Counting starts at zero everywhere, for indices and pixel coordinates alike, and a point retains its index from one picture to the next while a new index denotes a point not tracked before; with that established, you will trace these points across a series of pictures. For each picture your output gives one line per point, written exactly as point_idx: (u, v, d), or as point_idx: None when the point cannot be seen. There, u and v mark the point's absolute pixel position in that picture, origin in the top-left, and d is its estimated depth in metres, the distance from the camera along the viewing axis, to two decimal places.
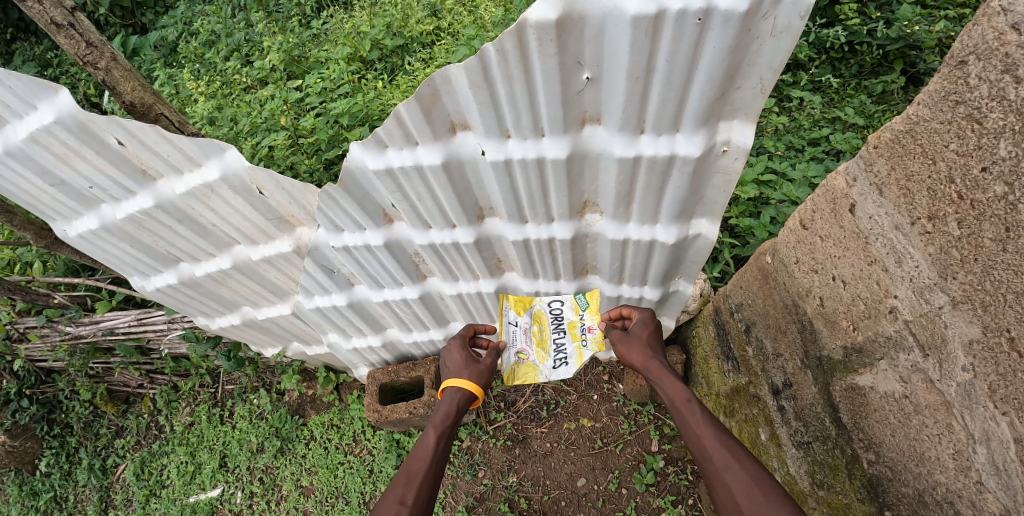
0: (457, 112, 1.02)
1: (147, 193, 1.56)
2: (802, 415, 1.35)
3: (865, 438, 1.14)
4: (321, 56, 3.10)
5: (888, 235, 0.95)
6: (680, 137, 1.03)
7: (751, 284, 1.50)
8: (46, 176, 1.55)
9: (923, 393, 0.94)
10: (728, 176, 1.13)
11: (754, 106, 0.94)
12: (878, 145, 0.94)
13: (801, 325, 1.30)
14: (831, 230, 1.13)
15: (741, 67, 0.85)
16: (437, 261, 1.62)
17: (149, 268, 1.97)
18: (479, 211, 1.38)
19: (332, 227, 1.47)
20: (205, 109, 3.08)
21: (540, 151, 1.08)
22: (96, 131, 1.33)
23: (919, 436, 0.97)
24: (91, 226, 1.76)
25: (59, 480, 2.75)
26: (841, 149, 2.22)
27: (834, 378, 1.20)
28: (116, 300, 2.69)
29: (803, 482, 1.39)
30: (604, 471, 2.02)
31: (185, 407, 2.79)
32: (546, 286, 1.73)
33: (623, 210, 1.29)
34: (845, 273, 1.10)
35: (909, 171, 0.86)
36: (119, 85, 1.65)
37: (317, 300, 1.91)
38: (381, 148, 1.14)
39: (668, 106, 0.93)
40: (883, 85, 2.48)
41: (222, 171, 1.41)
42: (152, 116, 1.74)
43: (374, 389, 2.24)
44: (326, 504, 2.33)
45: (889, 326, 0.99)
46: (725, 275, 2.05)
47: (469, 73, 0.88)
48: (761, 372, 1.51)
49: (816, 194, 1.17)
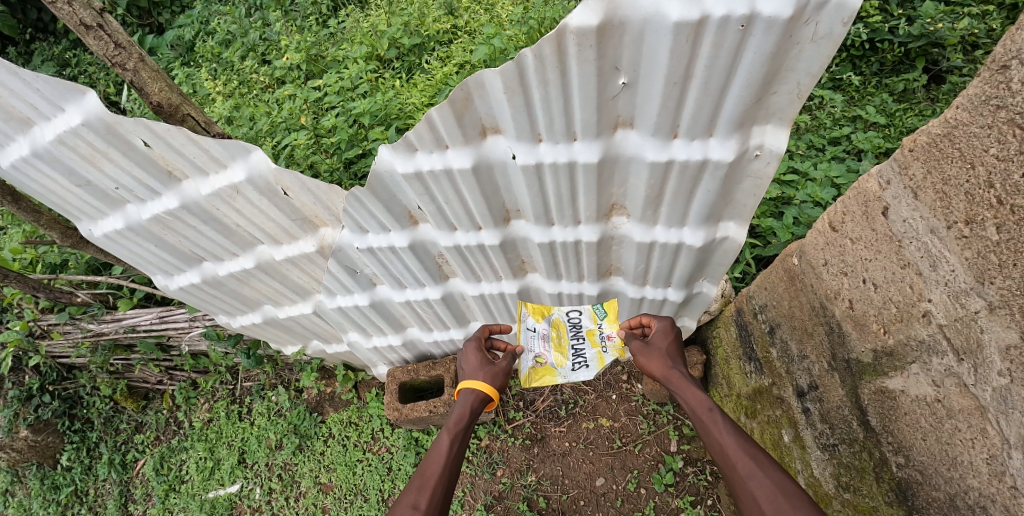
0: (488, 116, 1.03)
1: (173, 194, 1.59)
2: (828, 417, 1.35)
3: (894, 441, 1.13)
4: (339, 55, 3.13)
5: (923, 239, 0.94)
6: (713, 142, 1.03)
7: (777, 285, 1.50)
8: (74, 177, 1.58)
9: (957, 397, 0.93)
10: (759, 181, 1.12)
11: (790, 111, 0.93)
12: (913, 148, 0.93)
13: (829, 328, 1.29)
14: (862, 233, 1.12)
15: (780, 72, 0.85)
16: (461, 262, 1.63)
17: (172, 267, 1.99)
18: (506, 213, 1.39)
19: (357, 228, 1.49)
20: (224, 108, 3.13)
21: (572, 154, 1.08)
22: (123, 132, 1.35)
23: (952, 440, 0.96)
24: (116, 226, 1.79)
25: (80, 474, 2.83)
26: (862, 148, 2.21)
27: (863, 381, 1.20)
28: (137, 297, 2.72)
29: (829, 485, 1.38)
30: (622, 471, 2.03)
31: (203, 404, 2.84)
32: (569, 287, 1.73)
33: (651, 213, 1.29)
34: (876, 276, 1.10)
35: (945, 175, 0.86)
36: (147, 86, 1.66)
37: (339, 299, 1.94)
38: (410, 151, 1.14)
39: (704, 109, 0.93)
40: (905, 83, 2.46)
41: (248, 172, 1.43)
42: (179, 116, 1.75)
43: (394, 388, 2.25)
44: (344, 501, 2.36)
45: (922, 329, 0.99)
46: (746, 275, 2.04)
47: (505, 78, 0.88)
48: (786, 374, 1.51)
49: (846, 197, 1.17)
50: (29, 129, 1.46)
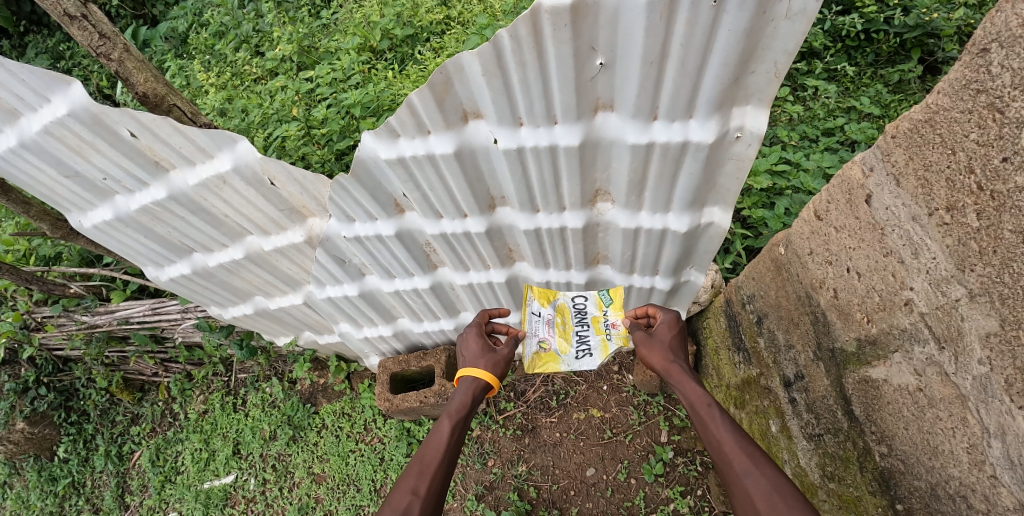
0: (469, 100, 1.02)
1: (160, 185, 1.58)
2: (813, 407, 1.34)
3: (878, 431, 1.12)
4: (332, 46, 3.11)
5: (905, 227, 0.94)
6: (693, 123, 1.01)
7: (764, 276, 1.49)
8: (62, 168, 1.58)
9: (938, 386, 0.93)
10: (741, 163, 1.11)
11: (768, 92, 0.92)
12: (896, 135, 0.92)
13: (814, 317, 1.29)
14: (846, 221, 1.11)
15: (756, 51, 0.84)
16: (449, 251, 1.62)
17: (163, 259, 2.00)
18: (491, 200, 1.38)
19: (343, 217, 1.49)
20: (216, 101, 3.12)
21: (553, 138, 1.07)
22: (109, 123, 1.34)
23: (934, 429, 0.96)
24: (105, 217, 1.79)
25: (77, 466, 2.85)
26: (856, 139, 2.20)
27: (847, 371, 1.19)
28: (130, 289, 2.72)
29: (815, 474, 1.37)
30: (612, 461, 2.04)
31: (198, 395, 2.85)
32: (557, 276, 1.72)
33: (635, 199, 1.29)
34: (860, 265, 1.09)
35: (927, 161, 0.85)
36: (132, 76, 1.64)
37: (328, 290, 1.93)
38: (393, 137, 1.14)
39: (682, 90, 0.92)
40: (900, 74, 2.44)
41: (234, 161, 1.43)
42: (165, 107, 1.72)
43: (384, 379, 2.24)
44: (337, 492, 2.37)
45: (904, 318, 0.98)
46: (737, 266, 2.04)
47: (482, 60, 0.87)
48: (773, 364, 1.51)
49: (831, 185, 1.16)
50: (16, 121, 1.45)
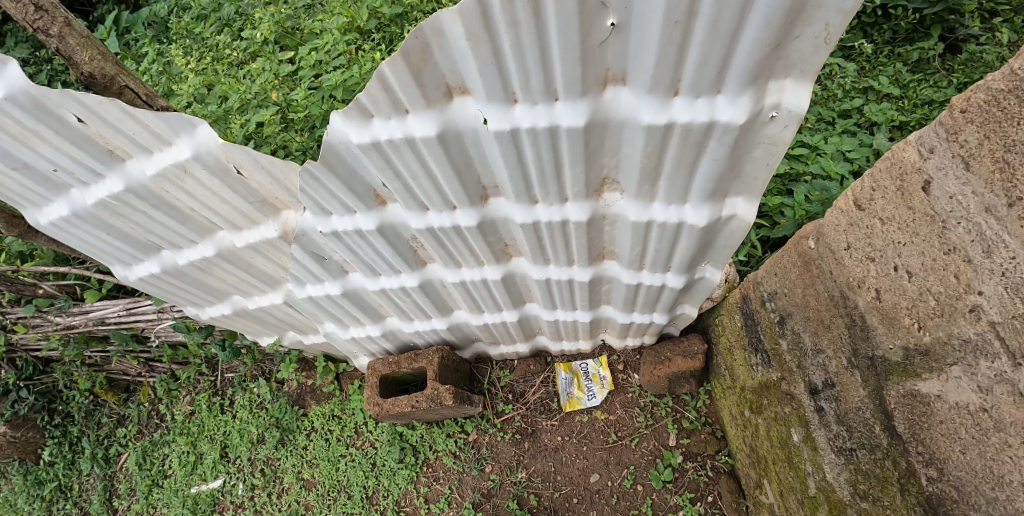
0: (453, 73, 0.85)
1: (117, 177, 1.42)
2: (845, 419, 1.21)
3: (925, 452, 0.98)
4: (316, 27, 2.91)
5: (975, 219, 0.77)
6: (721, 100, 0.85)
7: (789, 271, 1.35)
8: (8, 158, 1.41)
9: (1009, 408, 0.77)
10: (774, 148, 0.95)
11: (814, 62, 0.76)
12: (967, 108, 0.74)
13: (849, 320, 1.14)
14: (895, 211, 0.96)
15: (805, 9, 0.67)
16: (438, 247, 1.47)
17: (130, 257, 1.84)
18: (482, 190, 1.22)
19: (319, 209, 1.33)
20: (193, 86, 2.93)
21: (553, 118, 0.90)
22: (52, 107, 1.17)
23: (998, 456, 0.81)
24: (62, 213, 1.62)
25: (63, 469, 2.75)
26: (875, 120, 2.03)
27: (890, 382, 1.05)
28: (105, 288, 2.56)
29: (843, 491, 1.24)
30: (618, 466, 1.93)
31: (184, 396, 2.72)
32: (558, 274, 1.56)
33: (648, 188, 1.13)
34: (911, 263, 0.93)
35: (1009, 139, 0.66)
36: (75, 54, 1.45)
37: (309, 289, 1.78)
38: (365, 117, 0.98)
39: (710, 60, 0.75)
40: (920, 52, 2.25)
41: (193, 149, 1.26)
42: (116, 89, 1.54)
43: (374, 382, 2.10)
44: (328, 498, 2.27)
45: (968, 327, 0.82)
46: (750, 258, 1.89)
47: (465, 21, 0.70)
48: (797, 368, 1.37)
49: (877, 169, 1.00)
50: None
